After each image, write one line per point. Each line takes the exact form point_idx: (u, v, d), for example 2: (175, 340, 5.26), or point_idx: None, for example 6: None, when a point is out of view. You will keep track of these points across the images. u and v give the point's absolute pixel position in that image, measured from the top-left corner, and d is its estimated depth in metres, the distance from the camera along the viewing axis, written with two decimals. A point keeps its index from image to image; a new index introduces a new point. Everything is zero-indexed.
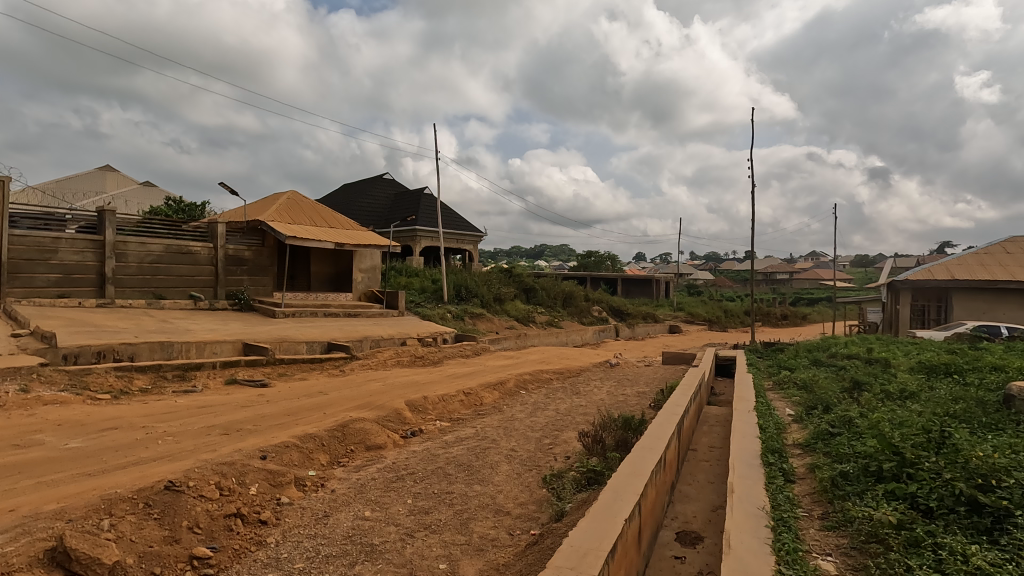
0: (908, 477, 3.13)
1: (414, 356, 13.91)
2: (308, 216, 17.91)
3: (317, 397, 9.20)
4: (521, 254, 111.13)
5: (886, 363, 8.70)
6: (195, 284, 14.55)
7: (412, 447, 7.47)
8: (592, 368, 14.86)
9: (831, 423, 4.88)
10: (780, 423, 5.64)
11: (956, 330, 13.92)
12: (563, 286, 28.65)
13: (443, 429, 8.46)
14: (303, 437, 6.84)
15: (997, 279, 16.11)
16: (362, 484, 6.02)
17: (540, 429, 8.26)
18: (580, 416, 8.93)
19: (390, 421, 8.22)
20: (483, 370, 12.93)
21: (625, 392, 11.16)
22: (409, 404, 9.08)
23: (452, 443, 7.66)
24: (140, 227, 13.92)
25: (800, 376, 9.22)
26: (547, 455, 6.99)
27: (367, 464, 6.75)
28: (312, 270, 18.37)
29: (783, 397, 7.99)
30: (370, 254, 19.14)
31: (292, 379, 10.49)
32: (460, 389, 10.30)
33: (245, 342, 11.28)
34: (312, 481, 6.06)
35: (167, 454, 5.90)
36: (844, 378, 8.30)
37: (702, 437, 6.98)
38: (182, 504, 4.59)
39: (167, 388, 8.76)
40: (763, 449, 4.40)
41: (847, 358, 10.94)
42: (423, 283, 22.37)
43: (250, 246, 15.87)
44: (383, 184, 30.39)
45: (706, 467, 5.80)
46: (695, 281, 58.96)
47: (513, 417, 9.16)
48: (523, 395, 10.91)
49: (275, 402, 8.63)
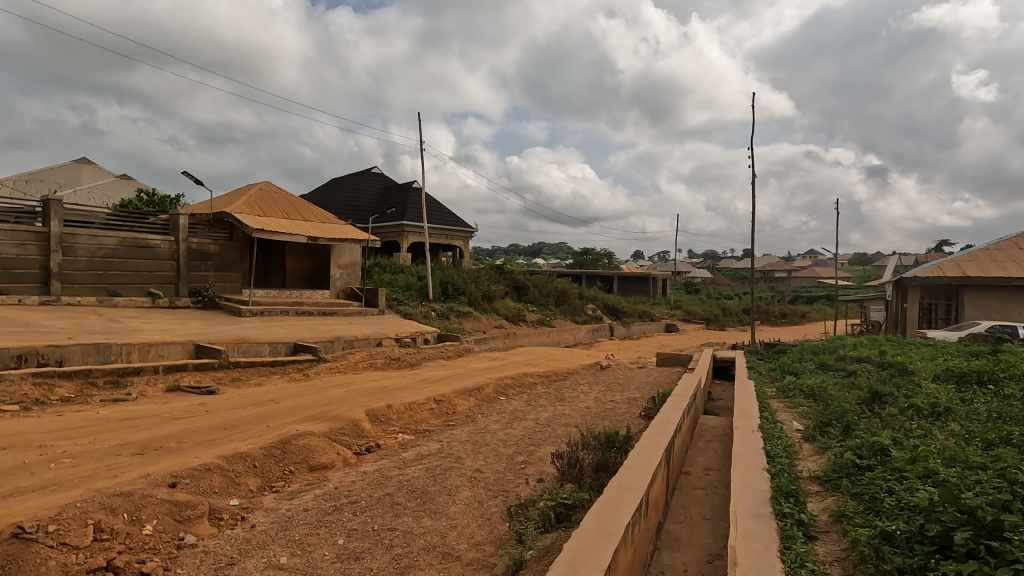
0: (992, 555, 2.16)
1: (389, 358, 12.92)
2: (281, 209, 16.90)
3: (266, 406, 8.21)
4: (518, 252, 110.37)
5: (904, 369, 7.75)
6: (154, 280, 13.51)
7: (364, 467, 6.47)
8: (580, 370, 13.90)
9: (857, 450, 3.90)
10: (791, 447, 4.66)
11: (971, 330, 13.01)
12: (556, 284, 27.66)
13: (404, 443, 7.48)
14: (230, 458, 5.85)
15: (1011, 276, 15.20)
16: (289, 518, 5.01)
17: (513, 444, 7.28)
18: (562, 428, 7.93)
19: (343, 435, 7.25)
20: (462, 374, 11.94)
21: (614, 398, 10.20)
22: (369, 415, 8.09)
23: (412, 461, 6.66)
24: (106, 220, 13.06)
25: (807, 383, 8.24)
26: (517, 478, 6.03)
27: (304, 490, 5.75)
28: (287, 266, 17.37)
29: (790, 408, 7.05)
30: (350, 249, 18.21)
31: (245, 385, 9.50)
32: (430, 396, 9.30)
33: (197, 343, 10.27)
34: (231, 513, 5.07)
35: (53, 482, 4.90)
36: (858, 387, 7.35)
37: (698, 457, 6.04)
38: (31, 557, 3.77)
39: (95, 397, 7.77)
40: (773, 491, 3.42)
41: (858, 361, 9.96)
42: (409, 280, 21.31)
43: (216, 241, 14.87)
44: (370, 178, 29.37)
45: (702, 500, 4.83)
46: (692, 279, 58.11)
47: (487, 428, 8.17)
48: (502, 403, 9.92)
49: (215, 413, 7.63)
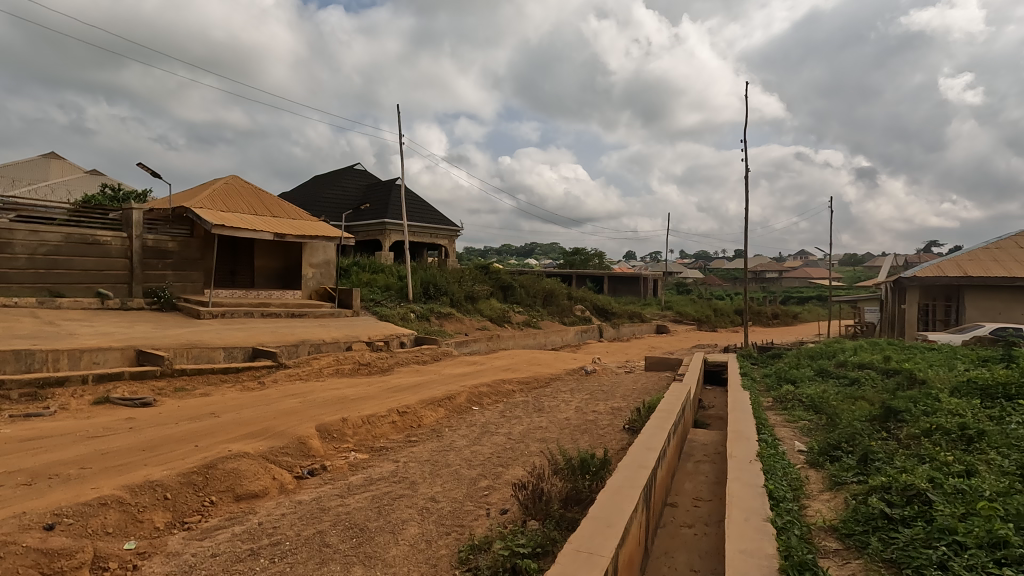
0: None
1: (358, 363, 12.01)
2: (247, 204, 15.91)
3: (204, 420, 7.29)
4: (510, 252, 109.30)
5: (917, 380, 6.94)
6: (104, 280, 12.53)
7: (301, 496, 5.56)
8: (564, 376, 13.07)
9: (885, 495, 3.08)
10: (796, 481, 3.84)
11: (974, 333, 12.33)
12: (544, 284, 26.83)
13: (355, 464, 6.60)
14: (137, 488, 4.97)
15: (1012, 276, 14.56)
16: (190, 567, 4.13)
17: (478, 464, 6.45)
18: (535, 445, 7.09)
19: (286, 455, 6.39)
20: (435, 381, 11.05)
21: (596, 408, 9.40)
22: (320, 430, 7.21)
23: (358, 488, 5.76)
24: (65, 217, 12.41)
25: (808, 393, 7.45)
26: (476, 510, 5.18)
27: (223, 527, 4.85)
28: (255, 265, 16.40)
29: (790, 426, 6.22)
30: (323, 248, 17.27)
31: (189, 396, 8.58)
32: (393, 407, 8.42)
33: (138, 349, 9.34)
34: (119, 562, 4.19)
35: None
36: (868, 400, 6.52)
37: (686, 484, 5.20)
38: None
39: (4, 413, 6.84)
40: (783, 558, 2.59)
41: (860, 368, 9.17)
42: (388, 279, 20.35)
43: (175, 238, 13.91)
44: (352, 174, 28.40)
45: (689, 543, 4.01)
46: (684, 279, 57.58)
47: (453, 445, 7.30)
48: (474, 415, 9.05)
49: (141, 429, 6.71)
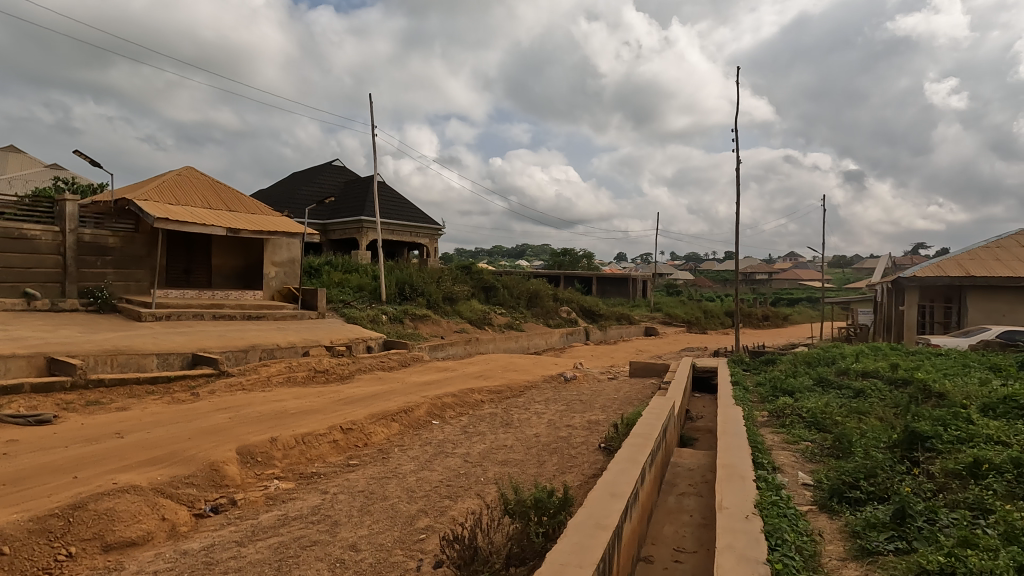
0: None
1: (313, 371, 10.88)
2: (201, 197, 14.72)
3: (103, 443, 6.18)
4: (501, 253, 108.79)
5: (936, 395, 5.95)
6: (32, 278, 11.36)
7: (191, 544, 4.46)
8: (542, 384, 12.04)
9: None
10: (814, 548, 2.84)
11: (982, 336, 11.45)
12: (528, 284, 25.80)
13: (273, 496, 5.52)
14: None
15: (1018, 275, 13.68)
16: None
17: (422, 497, 5.39)
18: (493, 470, 6.06)
19: (189, 486, 5.29)
20: (396, 390, 9.98)
21: (572, 422, 8.36)
22: (240, 454, 6.11)
23: (265, 531, 4.68)
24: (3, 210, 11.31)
25: (808, 407, 6.48)
26: (401, 564, 4.11)
27: None
28: (213, 264, 15.22)
29: (789, 451, 5.21)
30: (287, 245, 16.09)
31: (102, 411, 7.47)
32: (336, 423, 7.33)
33: (49, 357, 8.22)
34: None
35: None
36: (882, 419, 5.51)
37: (666, 529, 4.19)
38: None
39: None
40: None
41: (865, 377, 8.21)
42: (361, 279, 19.16)
43: (117, 232, 12.73)
44: (328, 171, 27.26)
45: None
46: (675, 281, 56.89)
47: (397, 471, 6.21)
48: (431, 431, 7.97)
49: (16, 455, 5.59)
